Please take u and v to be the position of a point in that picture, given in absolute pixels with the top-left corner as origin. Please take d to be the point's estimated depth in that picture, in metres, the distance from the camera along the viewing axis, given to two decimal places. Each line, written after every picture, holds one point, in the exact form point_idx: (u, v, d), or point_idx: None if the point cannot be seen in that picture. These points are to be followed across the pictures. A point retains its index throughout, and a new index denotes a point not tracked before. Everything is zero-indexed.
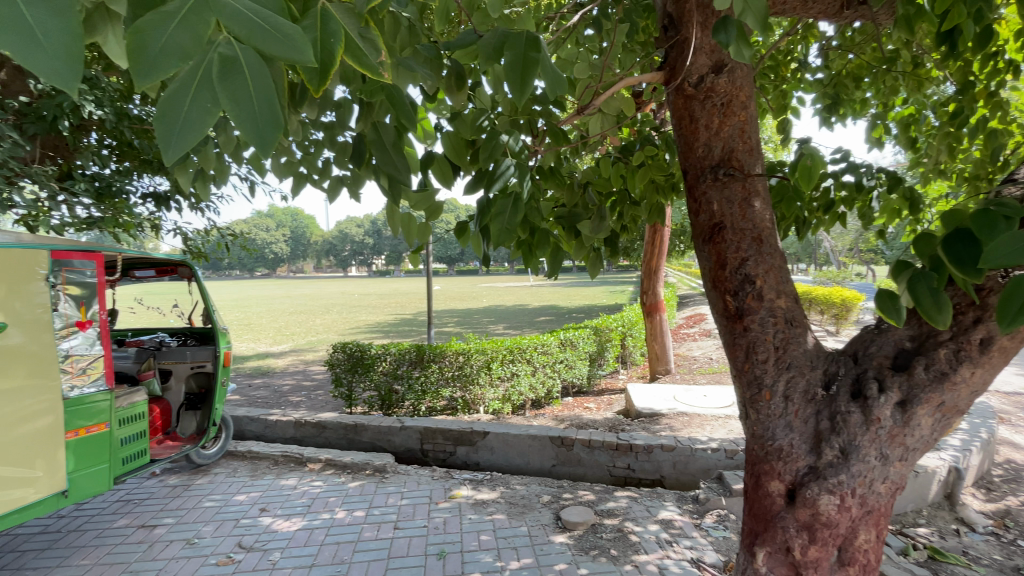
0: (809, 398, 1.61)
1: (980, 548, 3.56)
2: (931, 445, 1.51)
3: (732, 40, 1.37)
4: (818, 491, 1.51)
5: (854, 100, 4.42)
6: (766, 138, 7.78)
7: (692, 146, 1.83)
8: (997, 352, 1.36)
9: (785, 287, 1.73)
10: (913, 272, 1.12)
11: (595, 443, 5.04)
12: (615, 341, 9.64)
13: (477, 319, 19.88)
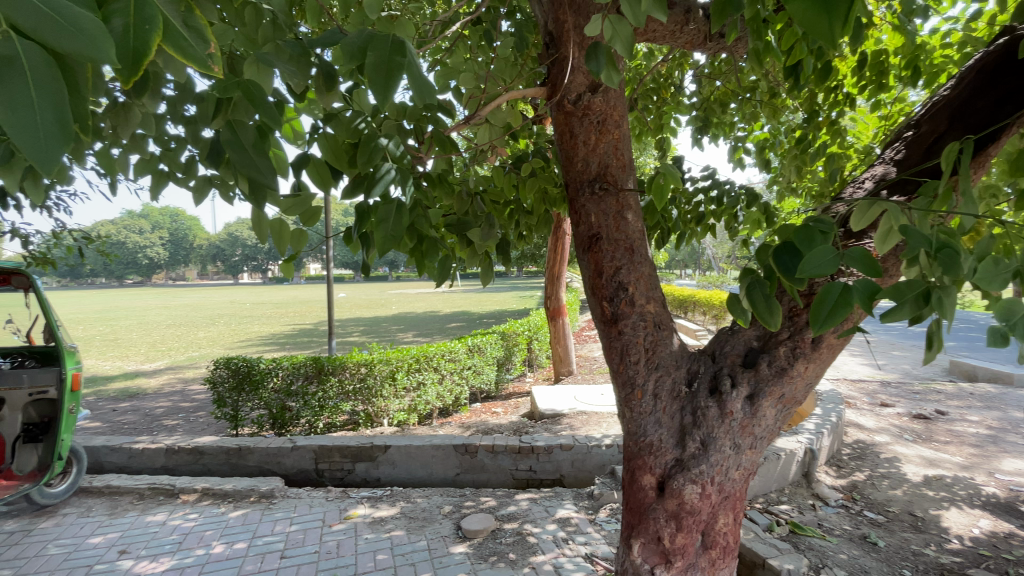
0: (675, 395, 1.75)
1: (830, 519, 4.09)
2: (775, 433, 1.71)
3: (603, 68, 1.44)
4: (683, 482, 1.64)
5: (726, 123, 4.93)
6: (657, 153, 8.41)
7: (572, 161, 1.94)
8: (825, 348, 1.57)
9: (654, 293, 1.87)
10: (752, 279, 1.25)
11: (498, 448, 5.08)
12: (522, 345, 9.82)
13: (385, 327, 19.23)
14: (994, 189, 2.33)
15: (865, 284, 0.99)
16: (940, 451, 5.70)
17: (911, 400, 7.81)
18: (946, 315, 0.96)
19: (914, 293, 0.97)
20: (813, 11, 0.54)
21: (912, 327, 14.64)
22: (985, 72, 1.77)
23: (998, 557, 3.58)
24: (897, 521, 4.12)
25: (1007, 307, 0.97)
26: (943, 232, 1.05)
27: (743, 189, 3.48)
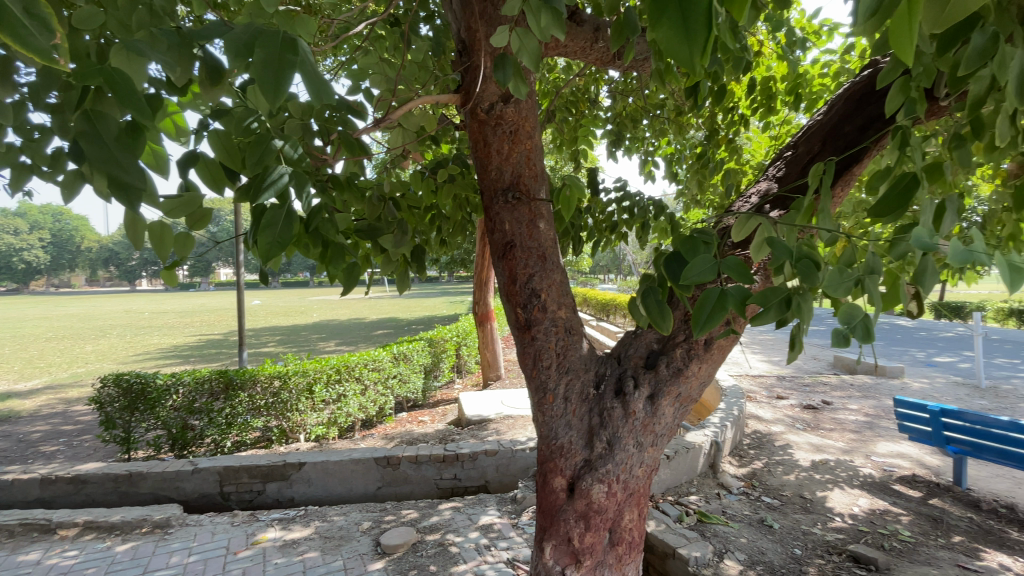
0: (584, 398, 1.81)
1: (733, 506, 4.42)
2: (675, 430, 1.81)
3: (509, 78, 1.46)
4: (591, 482, 1.70)
5: (639, 136, 5.20)
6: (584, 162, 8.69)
7: (486, 169, 1.96)
8: (716, 349, 1.70)
9: (565, 298, 1.92)
10: (646, 286, 1.33)
11: (422, 458, 4.96)
12: (450, 352, 9.71)
13: (306, 336, 18.25)
14: (861, 204, 2.64)
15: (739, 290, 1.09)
16: (826, 438, 6.34)
17: (803, 392, 8.63)
18: (804, 320, 1.07)
19: (778, 298, 1.08)
20: (676, 38, 0.56)
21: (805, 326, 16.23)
22: (851, 100, 1.99)
23: (872, 530, 4.03)
24: (790, 504, 4.52)
25: (848, 313, 1.07)
26: (806, 246, 1.18)
27: (653, 201, 3.68)
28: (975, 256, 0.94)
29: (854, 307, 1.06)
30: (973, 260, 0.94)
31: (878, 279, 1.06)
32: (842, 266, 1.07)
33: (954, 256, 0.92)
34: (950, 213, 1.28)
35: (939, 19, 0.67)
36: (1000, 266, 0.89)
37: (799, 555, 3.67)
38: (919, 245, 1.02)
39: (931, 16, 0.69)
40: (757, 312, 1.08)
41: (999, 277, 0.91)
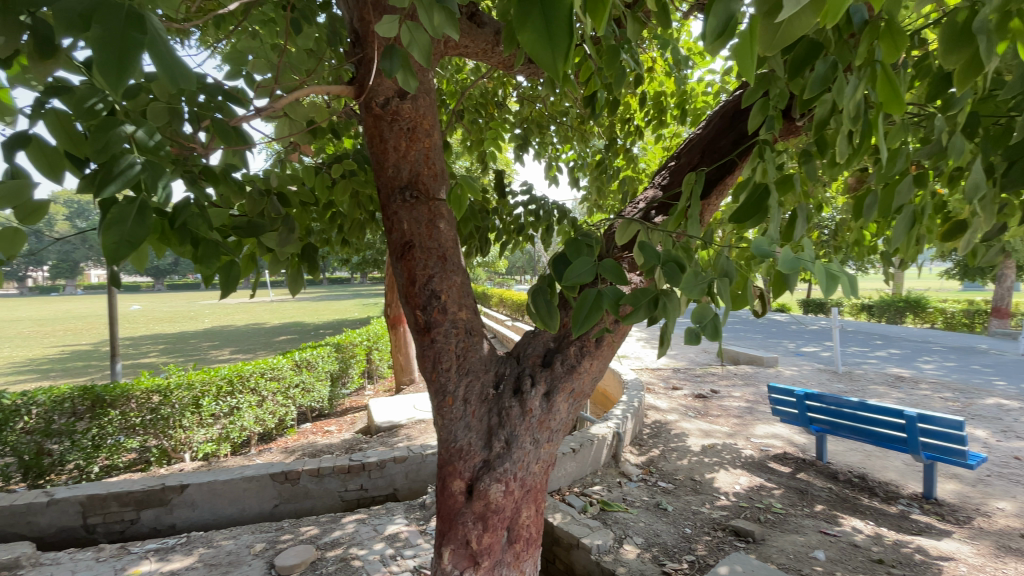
0: (483, 399, 1.81)
1: (632, 493, 4.68)
2: (570, 425, 1.87)
3: (397, 68, 1.41)
4: (489, 482, 1.71)
5: (547, 140, 5.35)
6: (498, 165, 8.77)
7: (383, 166, 1.90)
8: (605, 346, 1.79)
9: (466, 300, 1.91)
10: (535, 288, 1.36)
11: (324, 471, 4.70)
12: (360, 357, 9.31)
13: (195, 344, 16.55)
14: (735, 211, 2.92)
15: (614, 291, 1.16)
16: (714, 424, 6.94)
17: (696, 383, 9.38)
18: (669, 320, 1.16)
19: (647, 299, 1.16)
20: (541, 41, 0.56)
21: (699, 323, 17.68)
22: (726, 117, 2.20)
23: (750, 505, 4.47)
24: (683, 487, 4.89)
25: (700, 313, 1.14)
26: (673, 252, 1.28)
27: (556, 205, 3.81)
28: (803, 262, 1.07)
29: (705, 307, 1.12)
30: (800, 266, 1.06)
31: (729, 282, 1.15)
32: (697, 270, 1.13)
33: (784, 263, 1.03)
34: (800, 221, 1.44)
35: (772, 41, 0.73)
36: (818, 273, 1.02)
37: (689, 533, 3.97)
38: (760, 253, 1.14)
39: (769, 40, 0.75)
40: (629, 313, 1.15)
41: (818, 281, 1.03)
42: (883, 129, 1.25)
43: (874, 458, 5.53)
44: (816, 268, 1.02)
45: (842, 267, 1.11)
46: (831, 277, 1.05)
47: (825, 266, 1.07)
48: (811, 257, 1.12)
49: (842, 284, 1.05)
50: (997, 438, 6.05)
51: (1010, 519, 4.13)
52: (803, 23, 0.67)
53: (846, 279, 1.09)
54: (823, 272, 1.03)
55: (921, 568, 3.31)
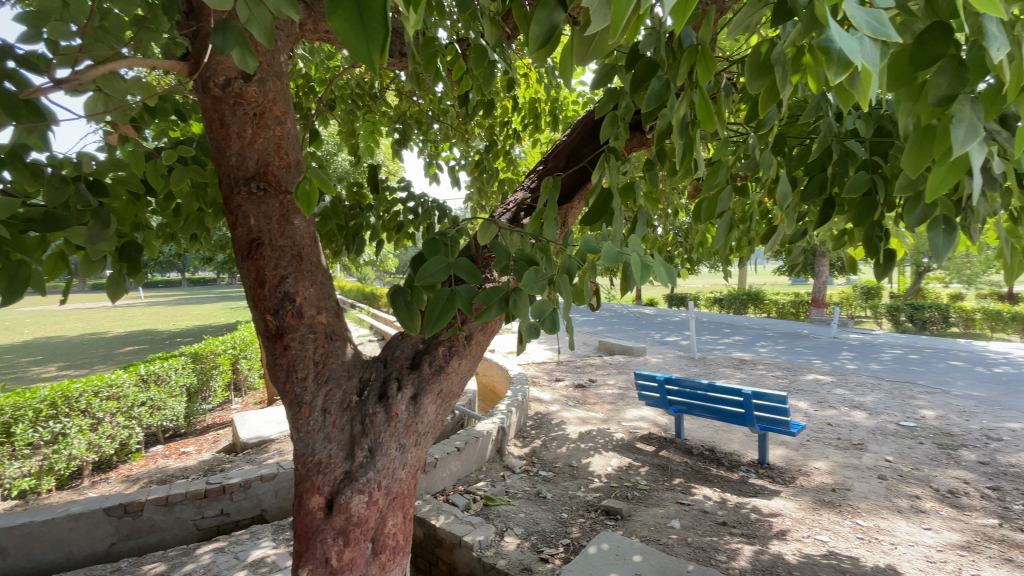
0: (345, 407, 1.74)
1: (514, 485, 4.80)
2: (439, 426, 1.86)
3: (232, 46, 1.26)
4: (351, 494, 1.65)
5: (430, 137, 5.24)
6: (380, 161, 8.45)
7: (225, 153, 1.72)
8: (474, 345, 1.80)
9: (326, 303, 1.81)
10: (394, 289, 1.31)
11: (174, 498, 4.12)
12: (224, 367, 8.34)
13: (5, 361, 13.60)
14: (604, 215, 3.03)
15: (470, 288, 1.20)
16: (591, 411, 7.40)
17: (575, 374, 9.93)
18: (519, 316, 1.20)
19: (499, 297, 1.21)
20: (353, 32, 0.53)
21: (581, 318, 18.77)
22: (589, 125, 2.32)
23: (620, 485, 4.83)
24: (562, 474, 5.13)
25: (540, 308, 1.16)
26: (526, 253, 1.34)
27: (436, 203, 3.74)
28: (624, 255, 1.12)
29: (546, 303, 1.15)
30: (623, 258, 1.13)
31: (568, 278, 1.20)
32: (538, 268, 1.17)
33: (607, 256, 1.09)
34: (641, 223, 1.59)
35: (585, 54, 0.78)
36: (634, 264, 1.08)
37: (564, 518, 4.18)
38: (589, 249, 1.21)
39: (584, 53, 0.79)
40: (483, 311, 1.19)
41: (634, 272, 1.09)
42: (700, 145, 1.40)
43: (721, 433, 6.31)
44: (633, 261, 1.08)
45: (659, 261, 1.21)
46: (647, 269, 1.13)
47: (643, 257, 1.16)
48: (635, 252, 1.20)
49: (657, 273, 1.14)
50: (814, 408, 7.23)
51: (822, 476, 4.95)
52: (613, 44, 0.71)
53: (662, 271, 1.19)
54: (638, 264, 1.10)
55: (754, 525, 3.83)
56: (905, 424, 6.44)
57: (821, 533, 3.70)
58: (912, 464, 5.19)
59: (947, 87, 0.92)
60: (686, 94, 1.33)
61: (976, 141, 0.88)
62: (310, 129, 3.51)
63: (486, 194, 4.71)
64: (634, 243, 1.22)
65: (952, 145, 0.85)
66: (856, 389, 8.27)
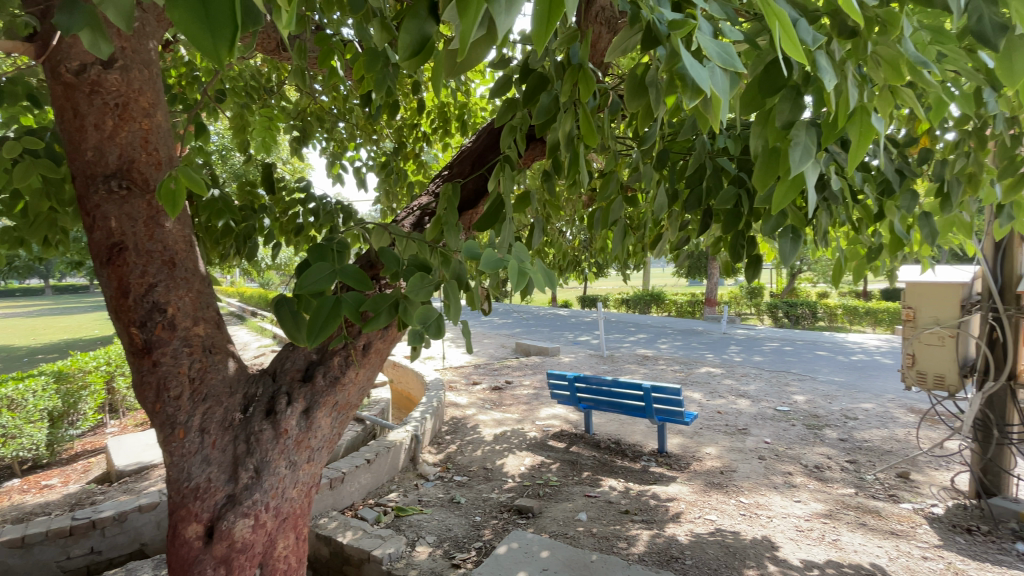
0: (226, 425, 1.86)
1: (428, 493, 4.72)
2: (333, 440, 2.03)
3: (80, 27, 1.09)
4: (234, 518, 1.79)
5: (335, 136, 5.02)
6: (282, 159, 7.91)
7: (79, 148, 1.69)
8: (373, 354, 1.99)
9: (204, 313, 1.89)
10: (280, 298, 1.27)
11: (31, 538, 3.56)
12: (97, 387, 7.33)
13: None
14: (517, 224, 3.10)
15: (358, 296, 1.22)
16: (506, 413, 7.47)
17: (492, 377, 9.98)
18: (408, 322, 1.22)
19: (387, 303, 1.23)
20: (196, 22, 0.50)
21: (498, 322, 18.88)
22: (494, 133, 2.34)
23: (532, 483, 4.94)
24: (476, 477, 5.13)
25: (424, 314, 1.17)
26: (418, 259, 1.36)
27: (340, 205, 3.58)
28: (504, 261, 1.15)
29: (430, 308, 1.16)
30: (502, 264, 1.15)
31: (455, 285, 1.21)
32: (423, 275, 1.20)
33: (486, 262, 1.11)
34: (537, 230, 1.75)
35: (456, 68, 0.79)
36: (510, 270, 1.09)
37: (477, 521, 4.18)
38: (471, 256, 1.22)
39: (452, 67, 0.80)
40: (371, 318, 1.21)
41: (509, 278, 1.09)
42: (582, 159, 1.48)
43: (626, 425, 6.68)
44: (510, 265, 1.10)
45: (540, 266, 1.25)
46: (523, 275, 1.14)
47: (520, 265, 1.16)
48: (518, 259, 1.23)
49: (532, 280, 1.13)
50: (706, 398, 7.89)
51: (713, 460, 5.42)
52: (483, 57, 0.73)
53: (542, 276, 1.24)
54: (516, 271, 1.10)
55: (653, 511, 4.09)
56: (781, 409, 7.23)
57: (710, 513, 4.04)
58: (787, 444, 5.83)
59: (788, 113, 1.06)
60: (568, 108, 1.41)
61: (810, 162, 1.01)
62: (194, 121, 3.19)
63: (395, 196, 4.60)
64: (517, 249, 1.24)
65: (789, 165, 0.97)
66: (742, 379, 9.15)
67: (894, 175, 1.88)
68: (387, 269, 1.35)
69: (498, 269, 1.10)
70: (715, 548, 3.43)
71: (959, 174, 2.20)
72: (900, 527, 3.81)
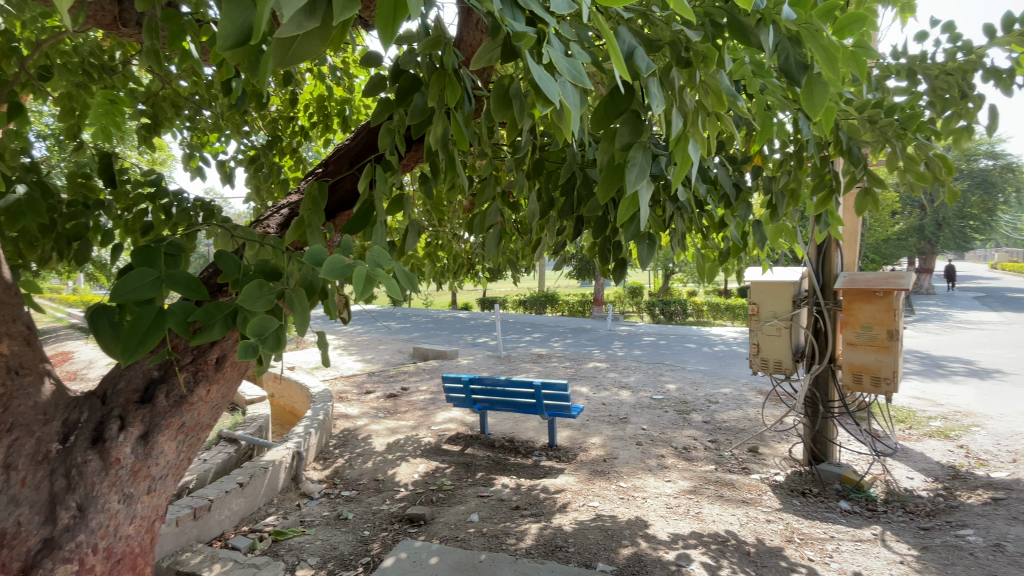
0: (42, 457, 1.83)
1: (311, 512, 4.43)
2: (179, 466, 2.02)
3: None
4: (52, 565, 1.73)
5: (198, 126, 4.53)
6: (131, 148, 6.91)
7: None
8: (225, 368, 2.05)
9: (10, 330, 1.94)
10: (98, 307, 1.26)
11: None
12: None
13: None
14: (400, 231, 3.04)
15: (188, 305, 1.18)
16: (400, 420, 7.27)
17: (386, 384, 9.64)
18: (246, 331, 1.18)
19: (224, 314, 1.20)
20: None
21: (392, 326, 18.31)
22: (371, 131, 2.25)
23: (425, 490, 4.85)
24: (365, 490, 4.93)
25: (260, 325, 1.12)
26: (266, 265, 1.31)
27: (201, 202, 3.23)
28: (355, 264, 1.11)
29: (268, 317, 1.13)
30: (349, 270, 1.08)
31: (301, 293, 1.16)
32: (262, 284, 1.17)
33: (329, 269, 1.06)
34: (410, 234, 1.78)
35: (284, 59, 0.72)
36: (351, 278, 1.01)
37: (366, 536, 4.01)
38: (317, 261, 1.16)
39: (280, 61, 0.73)
40: (204, 330, 1.17)
41: (353, 283, 1.02)
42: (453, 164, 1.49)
43: (520, 424, 6.86)
44: (356, 270, 1.03)
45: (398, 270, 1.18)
46: (370, 281, 1.06)
47: (370, 269, 1.08)
48: (373, 264, 1.14)
49: (384, 286, 1.06)
50: (593, 391, 8.38)
51: (597, 449, 5.77)
52: (315, 48, 0.72)
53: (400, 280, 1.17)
54: (362, 277, 1.04)
55: (542, 504, 4.24)
56: (657, 398, 7.92)
57: (594, 500, 4.29)
58: (661, 429, 6.40)
59: (626, 136, 1.17)
60: (439, 113, 1.40)
61: (645, 182, 1.13)
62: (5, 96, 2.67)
63: (266, 194, 4.24)
64: (375, 253, 1.17)
65: (626, 184, 1.07)
66: (624, 372, 9.85)
67: (731, 187, 2.16)
68: (229, 275, 1.31)
69: (343, 275, 1.05)
70: (595, 533, 3.65)
71: (783, 188, 2.58)
72: (749, 496, 4.37)
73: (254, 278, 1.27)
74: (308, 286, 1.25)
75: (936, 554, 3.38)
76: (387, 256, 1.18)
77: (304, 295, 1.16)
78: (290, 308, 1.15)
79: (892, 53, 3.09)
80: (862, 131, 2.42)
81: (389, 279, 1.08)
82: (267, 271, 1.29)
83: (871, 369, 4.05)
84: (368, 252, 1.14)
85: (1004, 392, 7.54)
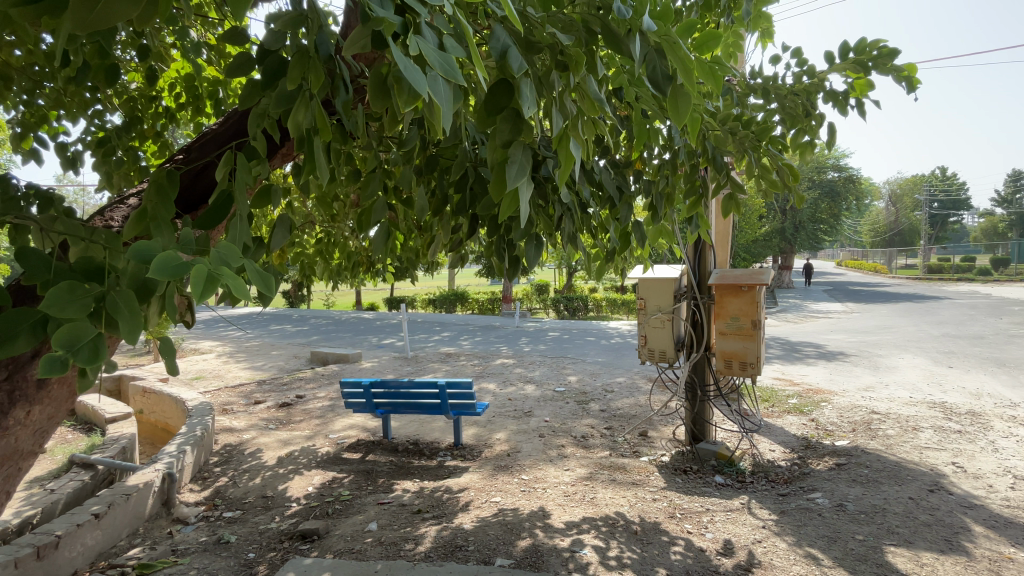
0: None
1: (186, 539, 3.98)
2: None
3: None
4: None
5: (32, 102, 3.85)
6: None
7: None
8: (48, 388, 1.86)
9: None
10: None
11: None
12: None
13: None
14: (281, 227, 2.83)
15: None
16: (294, 430, 6.79)
17: (279, 392, 8.96)
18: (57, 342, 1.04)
19: (30, 322, 1.06)
20: None
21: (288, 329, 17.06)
22: (242, 116, 2.06)
23: (320, 502, 4.57)
24: (251, 509, 4.53)
25: (73, 334, 0.97)
26: (89, 262, 1.15)
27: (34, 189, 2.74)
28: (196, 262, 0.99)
29: (82, 324, 0.99)
30: (187, 270, 0.96)
31: (129, 296, 1.03)
32: (76, 286, 1.03)
33: (159, 268, 0.93)
34: (280, 229, 1.66)
35: (88, 20, 0.69)
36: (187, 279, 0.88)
37: (251, 558, 3.69)
38: (144, 258, 1.01)
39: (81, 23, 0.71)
40: (2, 343, 1.02)
41: (190, 284, 0.90)
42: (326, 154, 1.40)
43: (424, 425, 6.73)
44: (193, 270, 0.91)
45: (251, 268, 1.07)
46: (213, 280, 0.94)
47: (213, 268, 0.96)
48: (220, 262, 1.03)
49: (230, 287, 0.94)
50: (499, 388, 8.45)
51: (502, 445, 5.84)
52: (122, 10, 0.70)
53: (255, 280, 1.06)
54: (202, 277, 0.92)
55: (445, 505, 4.19)
56: (559, 390, 8.20)
57: (497, 495, 4.33)
58: (562, 420, 6.64)
59: (507, 133, 1.18)
60: (301, 98, 1.30)
61: (524, 179, 1.14)
62: None
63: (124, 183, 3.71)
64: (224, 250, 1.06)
65: (507, 181, 1.08)
66: (529, 367, 10.07)
67: (613, 190, 2.29)
68: (43, 276, 1.15)
69: (175, 275, 0.93)
70: (496, 529, 3.68)
71: (661, 192, 2.79)
72: (639, 478, 4.68)
73: (70, 279, 1.12)
74: (140, 287, 1.11)
75: (791, 516, 3.85)
76: (238, 253, 1.06)
77: (132, 297, 1.03)
78: (113, 313, 1.02)
79: (752, 72, 3.47)
80: (725, 142, 2.69)
81: (237, 280, 0.97)
82: (88, 270, 1.13)
83: (739, 355, 4.53)
84: (214, 250, 1.02)
85: (846, 371, 8.81)
